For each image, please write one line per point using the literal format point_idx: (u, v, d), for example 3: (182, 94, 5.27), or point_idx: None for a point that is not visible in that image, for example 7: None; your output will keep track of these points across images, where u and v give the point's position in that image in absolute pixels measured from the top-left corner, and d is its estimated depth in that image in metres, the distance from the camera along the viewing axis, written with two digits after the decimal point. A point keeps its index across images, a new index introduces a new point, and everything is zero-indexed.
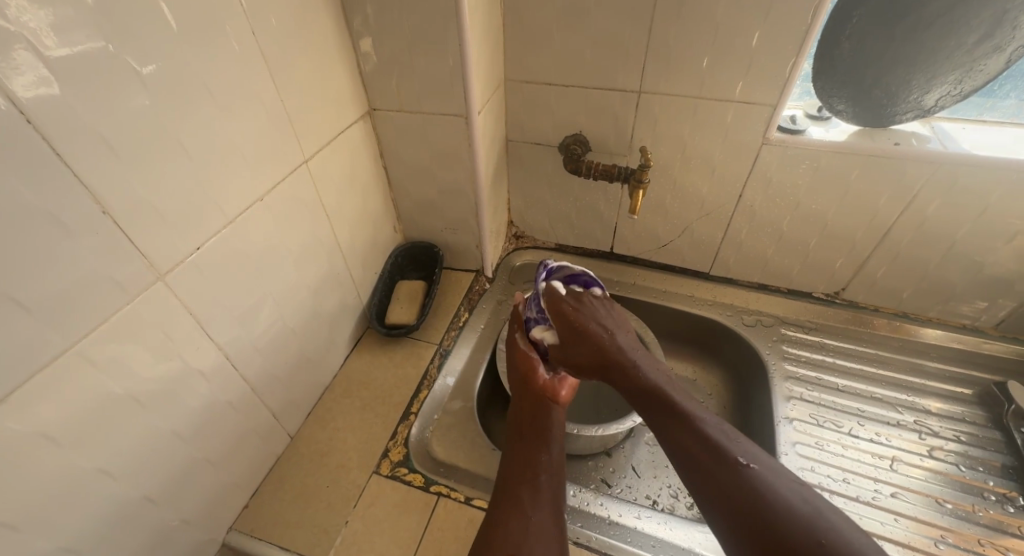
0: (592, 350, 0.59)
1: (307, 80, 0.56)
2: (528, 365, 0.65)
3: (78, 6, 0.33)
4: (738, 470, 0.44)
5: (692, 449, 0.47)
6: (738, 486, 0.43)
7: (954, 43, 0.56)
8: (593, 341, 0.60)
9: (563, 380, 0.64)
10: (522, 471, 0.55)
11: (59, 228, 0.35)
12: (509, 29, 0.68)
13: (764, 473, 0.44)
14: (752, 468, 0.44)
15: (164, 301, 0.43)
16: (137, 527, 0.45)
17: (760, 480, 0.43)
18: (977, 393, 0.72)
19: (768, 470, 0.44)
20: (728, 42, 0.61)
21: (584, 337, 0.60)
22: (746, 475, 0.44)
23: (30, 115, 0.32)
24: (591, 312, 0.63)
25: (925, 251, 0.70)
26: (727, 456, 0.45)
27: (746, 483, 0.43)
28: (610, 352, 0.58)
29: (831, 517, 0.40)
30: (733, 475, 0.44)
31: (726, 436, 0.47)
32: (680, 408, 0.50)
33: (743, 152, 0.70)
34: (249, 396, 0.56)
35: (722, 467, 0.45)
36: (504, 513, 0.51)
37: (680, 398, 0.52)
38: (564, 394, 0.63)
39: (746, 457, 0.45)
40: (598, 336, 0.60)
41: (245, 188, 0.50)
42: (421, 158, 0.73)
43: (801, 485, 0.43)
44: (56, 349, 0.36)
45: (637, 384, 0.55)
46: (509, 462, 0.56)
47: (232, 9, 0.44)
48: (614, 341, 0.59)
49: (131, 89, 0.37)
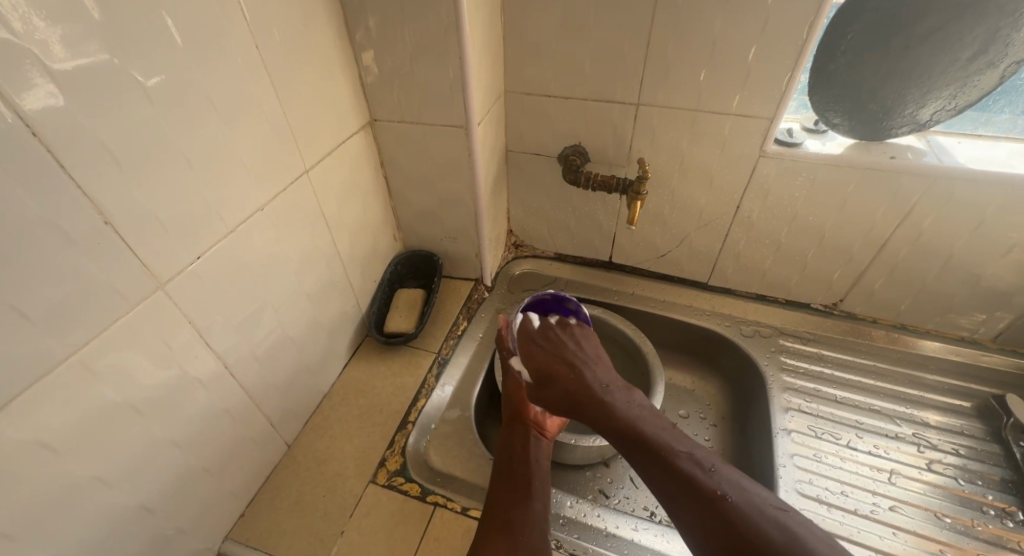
0: (561, 392, 0.57)
1: (310, 92, 0.57)
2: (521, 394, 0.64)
3: (84, 21, 0.34)
4: (717, 504, 0.43)
5: (672, 487, 0.46)
6: (720, 524, 0.43)
7: (948, 58, 0.57)
8: (559, 382, 0.58)
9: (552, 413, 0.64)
10: (511, 490, 0.54)
11: (62, 238, 0.35)
12: (509, 43, 0.70)
13: (743, 504, 0.43)
14: (731, 500, 0.43)
15: (164, 310, 0.43)
16: (132, 535, 0.45)
17: (743, 515, 0.42)
18: (976, 406, 0.72)
19: (746, 500, 0.43)
20: (726, 56, 0.61)
21: (554, 378, 0.59)
22: (727, 511, 0.43)
23: (35, 127, 0.32)
24: (561, 349, 0.62)
25: (923, 263, 0.71)
26: (705, 490, 0.45)
27: (728, 519, 0.42)
28: (578, 393, 0.56)
29: (810, 543, 0.40)
30: (715, 512, 0.43)
31: (704, 467, 0.47)
32: (658, 443, 0.49)
33: (741, 164, 0.70)
34: (247, 404, 0.56)
35: (702, 503, 0.44)
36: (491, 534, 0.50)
37: (658, 430, 0.51)
38: (550, 428, 0.63)
39: (725, 489, 0.44)
40: (569, 376, 0.58)
41: (247, 197, 0.50)
42: (421, 168, 0.73)
43: (783, 510, 0.43)
44: (56, 358, 0.36)
45: (613, 421, 0.53)
46: (497, 485, 0.55)
47: (237, 22, 0.45)
48: (585, 377, 0.58)
49: (134, 100, 0.38)
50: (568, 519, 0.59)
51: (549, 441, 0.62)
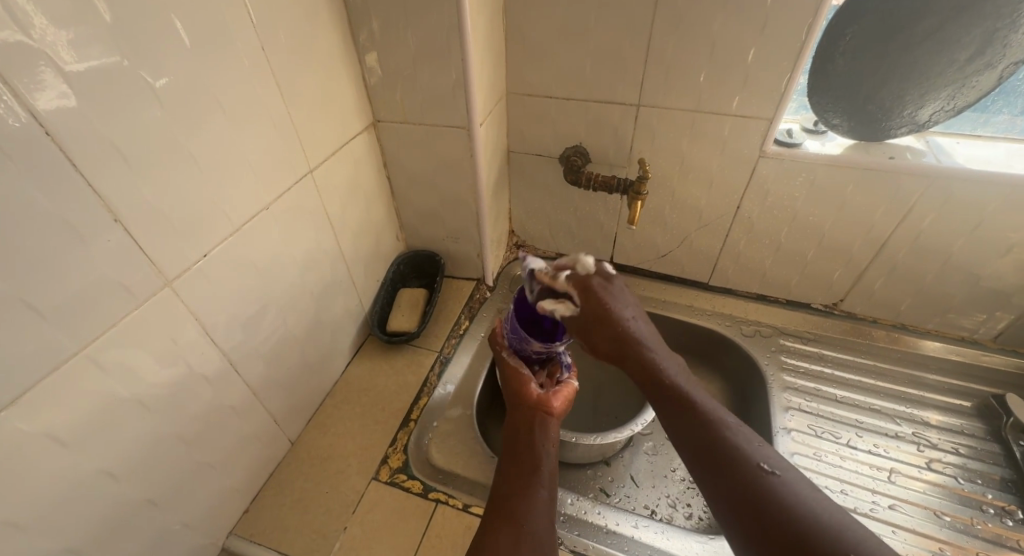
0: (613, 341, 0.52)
1: (314, 93, 0.57)
2: (520, 380, 0.61)
3: (96, 24, 0.35)
4: (763, 479, 0.41)
5: (714, 451, 0.44)
6: (760, 492, 0.40)
7: (946, 60, 0.57)
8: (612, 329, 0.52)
9: (557, 392, 0.60)
10: (515, 484, 0.51)
11: (72, 236, 0.36)
12: (511, 45, 0.70)
13: (792, 482, 0.40)
14: (779, 477, 0.41)
15: (171, 307, 0.44)
16: (138, 528, 0.46)
17: (789, 489, 0.40)
18: (976, 405, 0.72)
19: (795, 479, 0.41)
20: (725, 58, 0.62)
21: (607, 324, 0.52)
22: (770, 484, 0.40)
23: (49, 128, 0.33)
24: (618, 297, 0.54)
25: (922, 263, 0.71)
26: (751, 463, 0.42)
27: (770, 490, 0.40)
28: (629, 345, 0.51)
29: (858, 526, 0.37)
30: (757, 481, 0.41)
31: (751, 441, 0.44)
32: (704, 409, 0.47)
33: (741, 165, 0.71)
34: (251, 401, 0.56)
35: (744, 471, 0.42)
36: (496, 521, 0.48)
37: (707, 400, 0.48)
38: (558, 405, 0.59)
39: (772, 464, 0.42)
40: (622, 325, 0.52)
41: (252, 195, 0.51)
42: (424, 169, 0.74)
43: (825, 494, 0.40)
44: (66, 353, 0.37)
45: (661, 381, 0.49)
46: (504, 475, 0.53)
47: (244, 25, 0.46)
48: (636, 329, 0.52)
49: (143, 100, 0.39)
50: (569, 516, 0.59)
51: (555, 420, 0.58)
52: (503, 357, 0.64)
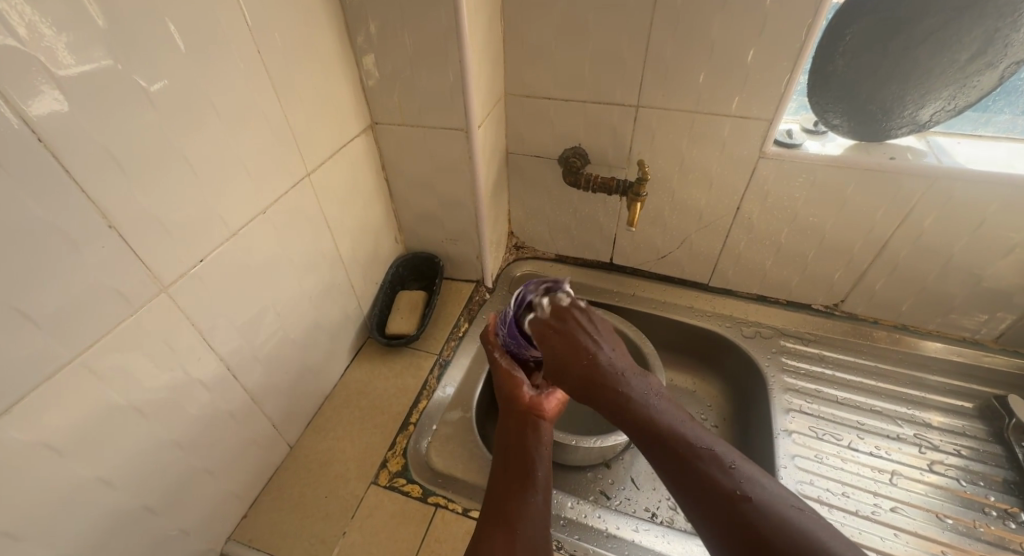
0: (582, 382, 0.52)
1: (311, 95, 0.57)
2: (513, 382, 0.61)
3: (90, 28, 0.34)
4: (735, 505, 0.40)
5: (686, 482, 0.43)
6: (737, 523, 0.39)
7: (946, 60, 0.57)
8: (576, 371, 0.52)
9: (551, 394, 0.60)
10: (507, 486, 0.51)
11: (66, 243, 0.36)
12: (509, 46, 0.70)
13: (765, 503, 0.39)
14: (750, 501, 0.39)
15: (167, 313, 0.44)
16: (135, 535, 0.45)
17: (767, 517, 0.38)
18: (978, 406, 0.72)
19: (770, 503, 0.39)
20: (723, 57, 0.62)
21: (568, 366, 0.52)
22: (743, 509, 0.39)
23: (43, 137, 0.33)
24: (584, 338, 0.54)
25: (923, 263, 0.71)
26: (724, 489, 0.41)
27: (747, 520, 0.39)
28: (595, 382, 0.51)
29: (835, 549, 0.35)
30: (733, 511, 0.39)
31: (725, 465, 0.42)
32: (676, 439, 0.45)
33: (742, 166, 0.70)
34: (249, 405, 0.56)
35: (719, 502, 0.40)
36: (488, 531, 0.47)
37: (681, 428, 0.46)
38: (550, 409, 0.59)
39: (746, 487, 0.41)
40: (585, 365, 0.52)
41: (248, 199, 0.51)
42: (422, 171, 0.74)
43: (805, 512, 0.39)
44: (61, 360, 0.37)
45: (634, 416, 0.48)
46: (495, 482, 0.52)
47: (239, 29, 0.46)
48: (603, 366, 0.51)
49: (138, 105, 0.38)
50: (568, 520, 0.59)
51: (548, 422, 0.58)
52: (494, 358, 0.65)
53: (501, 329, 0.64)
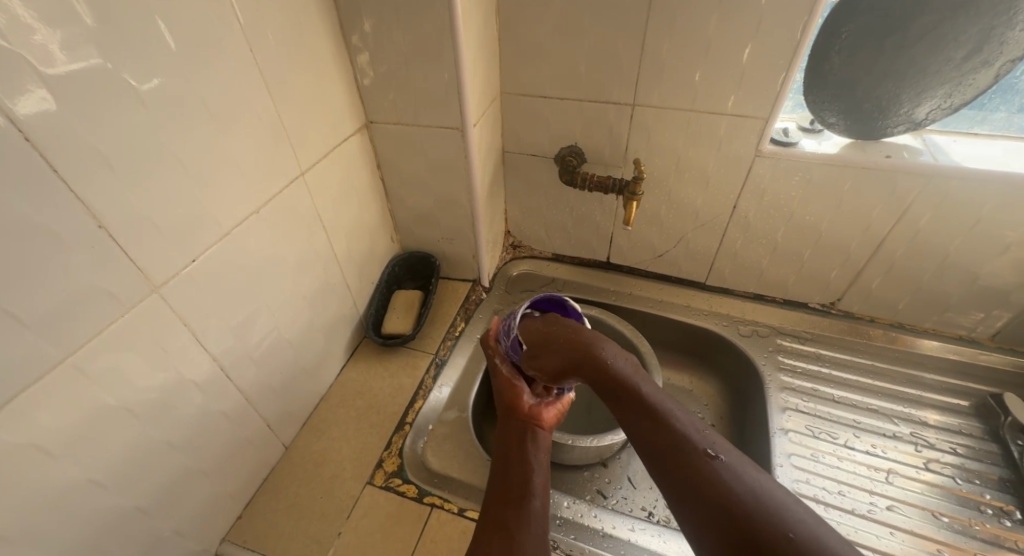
0: (563, 356, 0.55)
1: (304, 94, 0.57)
2: (514, 390, 0.61)
3: (79, 26, 0.34)
4: (704, 461, 0.41)
5: (657, 440, 0.44)
6: (705, 478, 0.40)
7: (943, 58, 0.57)
8: (561, 344, 0.56)
9: (550, 404, 0.61)
10: (508, 492, 0.51)
11: (55, 243, 0.35)
12: (504, 44, 0.70)
13: (733, 463, 0.41)
14: (719, 460, 0.41)
15: (159, 313, 0.43)
16: (128, 536, 0.45)
17: (732, 472, 0.40)
18: (974, 405, 0.72)
19: (737, 462, 0.41)
20: (720, 54, 0.61)
21: (554, 342, 0.57)
22: (712, 466, 0.41)
23: (27, 132, 0.33)
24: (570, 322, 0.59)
25: (919, 262, 0.71)
26: (694, 447, 0.43)
27: (714, 474, 0.40)
28: (578, 350, 0.54)
29: (798, 509, 0.37)
30: (703, 468, 0.41)
31: (695, 427, 0.45)
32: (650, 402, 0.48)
33: (737, 164, 0.70)
34: (244, 406, 0.56)
35: (689, 458, 0.42)
36: (489, 533, 0.47)
37: (656, 393, 0.49)
38: (548, 418, 0.60)
39: (716, 448, 0.43)
40: (570, 339, 0.56)
41: (241, 199, 0.50)
42: (418, 170, 0.73)
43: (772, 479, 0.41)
44: (50, 362, 0.36)
45: (612, 379, 0.51)
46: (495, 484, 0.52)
47: (231, 27, 0.46)
48: (586, 338, 0.55)
49: (129, 104, 0.38)
50: (564, 520, 0.59)
51: (546, 430, 0.59)
52: (496, 365, 0.64)
53: (505, 338, 0.63)
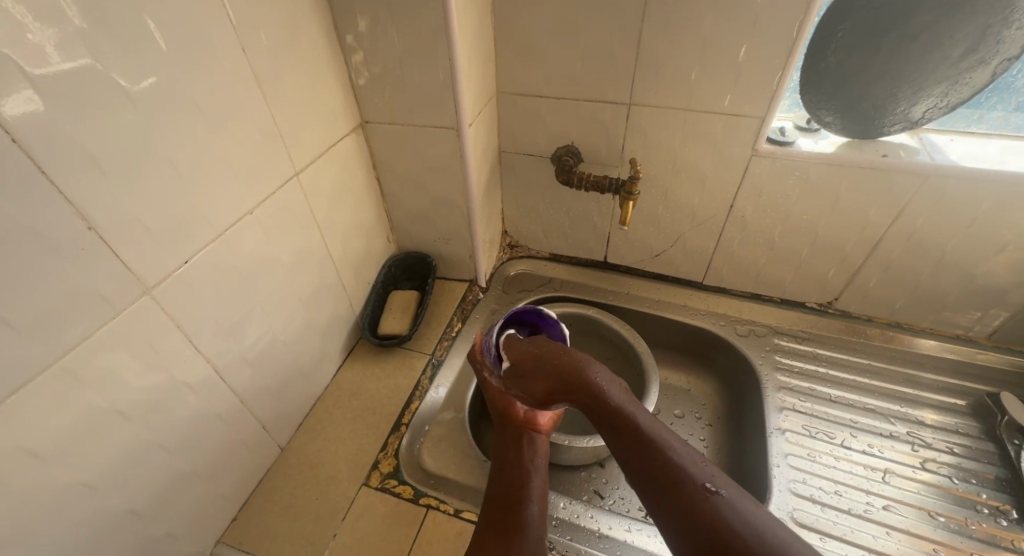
0: (550, 378, 0.50)
1: (298, 94, 0.56)
2: (506, 398, 0.60)
3: (67, 26, 0.34)
4: (704, 498, 0.38)
5: (654, 474, 0.41)
6: (706, 518, 0.37)
7: (939, 57, 0.57)
8: (547, 362, 0.51)
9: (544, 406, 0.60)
10: (505, 500, 0.51)
11: (45, 245, 0.35)
12: (500, 44, 0.69)
13: (735, 499, 0.38)
14: (720, 495, 0.38)
15: (152, 315, 0.43)
16: (120, 539, 0.45)
17: (735, 510, 0.37)
18: (971, 404, 0.71)
19: (739, 497, 0.38)
20: (715, 53, 0.61)
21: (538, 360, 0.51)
22: (713, 503, 0.38)
23: (16, 134, 0.32)
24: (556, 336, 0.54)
25: (916, 261, 0.70)
26: (692, 482, 0.40)
27: (716, 513, 0.37)
28: (564, 371, 0.49)
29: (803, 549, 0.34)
30: (704, 507, 0.38)
31: (693, 458, 0.42)
32: (645, 431, 0.44)
33: (734, 163, 0.70)
34: (238, 407, 0.56)
35: (688, 494, 0.39)
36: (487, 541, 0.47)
37: (650, 421, 0.45)
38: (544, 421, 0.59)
39: (716, 482, 0.40)
40: (556, 356, 0.51)
41: (234, 200, 0.50)
42: (413, 169, 0.73)
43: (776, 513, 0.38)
44: (40, 364, 0.36)
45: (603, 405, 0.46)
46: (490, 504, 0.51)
47: (223, 26, 0.45)
48: (573, 356, 0.50)
49: (119, 105, 0.38)
50: (560, 521, 0.59)
51: (543, 434, 0.58)
52: (485, 378, 0.63)
53: (489, 353, 0.61)
